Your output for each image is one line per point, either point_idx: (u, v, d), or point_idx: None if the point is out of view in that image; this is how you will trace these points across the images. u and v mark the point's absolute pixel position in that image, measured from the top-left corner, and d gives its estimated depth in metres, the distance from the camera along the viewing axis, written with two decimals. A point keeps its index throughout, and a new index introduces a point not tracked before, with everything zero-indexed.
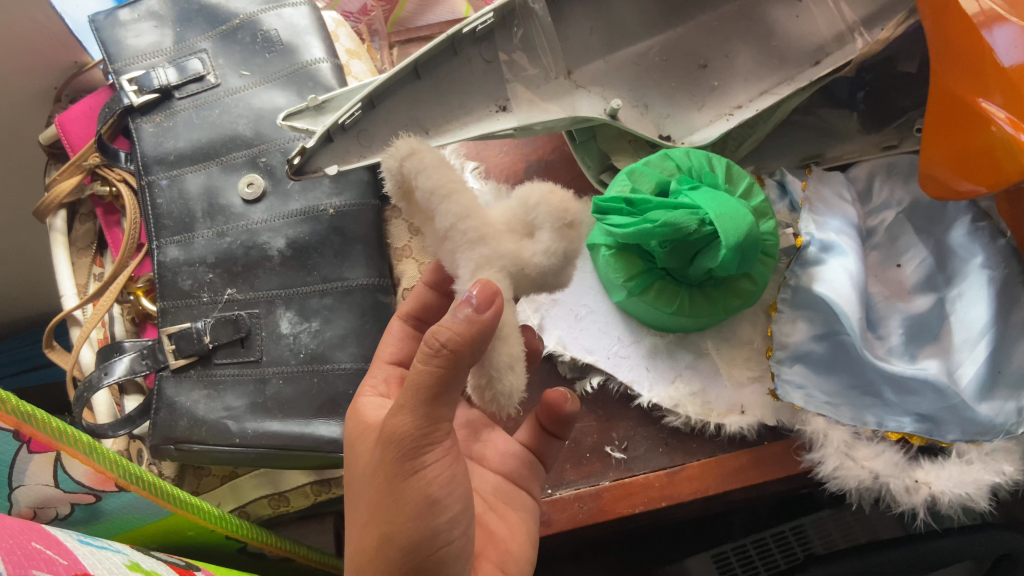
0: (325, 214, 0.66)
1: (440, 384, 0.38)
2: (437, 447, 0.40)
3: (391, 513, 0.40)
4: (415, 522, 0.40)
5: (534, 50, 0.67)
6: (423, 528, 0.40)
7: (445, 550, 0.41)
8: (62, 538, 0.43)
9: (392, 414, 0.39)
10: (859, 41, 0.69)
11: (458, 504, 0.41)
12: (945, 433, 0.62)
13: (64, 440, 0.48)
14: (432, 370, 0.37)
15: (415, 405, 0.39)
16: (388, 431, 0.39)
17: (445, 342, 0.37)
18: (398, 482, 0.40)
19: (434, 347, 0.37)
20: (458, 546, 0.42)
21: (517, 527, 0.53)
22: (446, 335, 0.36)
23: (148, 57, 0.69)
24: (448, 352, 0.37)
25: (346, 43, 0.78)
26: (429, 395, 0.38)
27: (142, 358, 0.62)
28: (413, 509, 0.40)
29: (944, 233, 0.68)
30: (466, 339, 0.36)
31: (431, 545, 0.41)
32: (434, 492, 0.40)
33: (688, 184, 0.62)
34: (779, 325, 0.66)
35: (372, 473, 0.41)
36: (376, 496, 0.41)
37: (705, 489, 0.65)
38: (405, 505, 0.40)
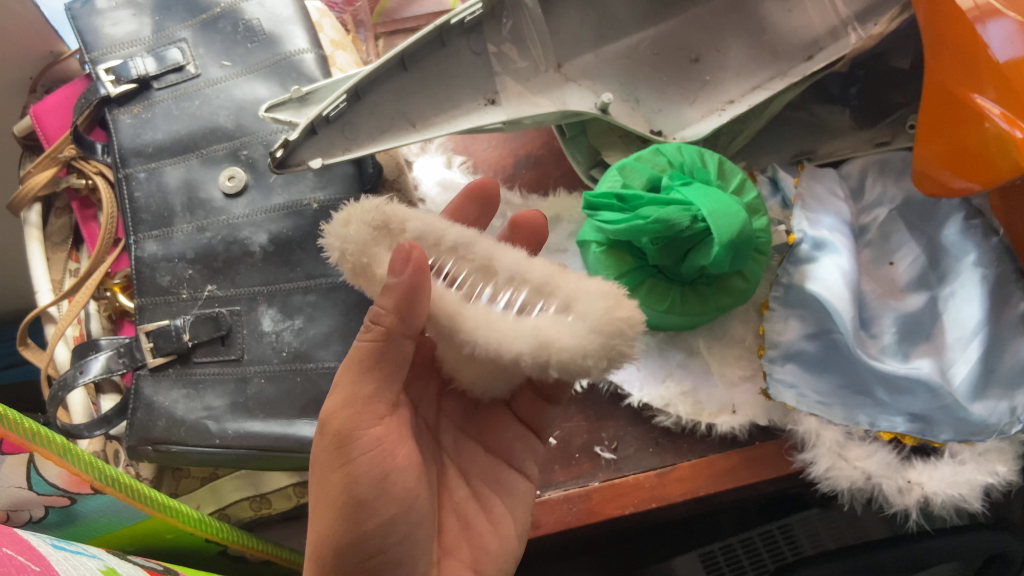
0: (309, 209, 0.64)
1: (372, 359, 0.40)
2: (367, 436, 0.40)
3: (325, 511, 0.40)
4: (343, 524, 0.39)
5: (523, 42, 0.66)
6: (349, 530, 0.39)
7: (380, 557, 0.40)
8: (34, 543, 0.41)
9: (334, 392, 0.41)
10: (853, 36, 0.67)
11: (392, 509, 0.40)
12: (938, 433, 0.61)
13: (37, 441, 0.47)
14: (367, 343, 0.40)
15: (351, 380, 0.41)
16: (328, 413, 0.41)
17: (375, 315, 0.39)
18: (328, 475, 0.40)
19: (368, 323, 0.39)
20: (399, 552, 0.40)
21: (501, 520, 0.48)
22: (380, 305, 0.39)
23: (126, 46, 0.67)
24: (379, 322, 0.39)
25: (331, 34, 0.76)
26: (365, 369, 0.40)
27: (119, 356, 0.60)
28: (341, 508, 0.39)
29: (936, 230, 0.68)
30: (393, 302, 0.38)
31: (365, 552, 0.39)
32: (364, 486, 0.39)
33: (680, 179, 0.61)
34: (771, 324, 0.65)
35: (317, 463, 0.42)
36: (315, 491, 0.41)
37: (695, 490, 0.63)
38: (333, 496, 0.40)
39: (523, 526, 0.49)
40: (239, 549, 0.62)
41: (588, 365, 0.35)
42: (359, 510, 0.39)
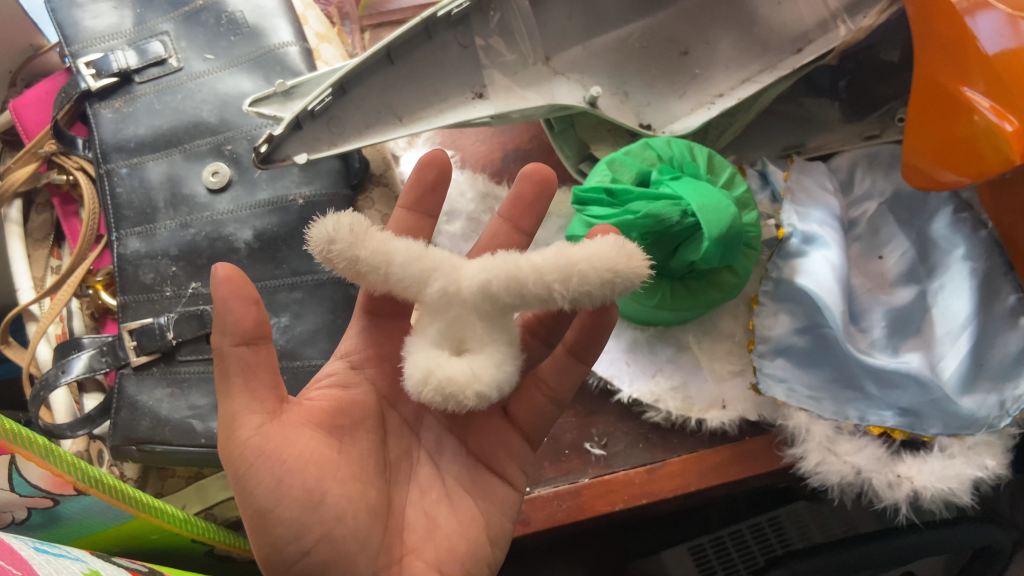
0: (294, 204, 0.63)
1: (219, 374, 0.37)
2: (253, 438, 0.37)
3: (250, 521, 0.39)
4: (255, 532, 0.37)
5: (511, 35, 0.65)
6: (259, 538, 0.37)
7: (306, 562, 0.37)
8: (16, 547, 0.40)
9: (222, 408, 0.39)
10: (842, 29, 0.67)
11: (297, 511, 0.37)
12: (928, 427, 0.61)
13: (19, 442, 0.45)
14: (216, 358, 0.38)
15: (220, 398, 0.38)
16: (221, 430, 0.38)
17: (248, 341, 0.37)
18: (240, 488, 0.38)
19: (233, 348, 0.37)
20: (324, 554, 0.37)
21: (473, 517, 0.43)
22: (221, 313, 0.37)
23: (106, 39, 0.66)
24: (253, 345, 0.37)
25: (316, 27, 0.75)
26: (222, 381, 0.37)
27: (102, 355, 0.59)
28: (250, 517, 0.37)
29: (926, 224, 0.67)
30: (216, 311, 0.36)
31: (283, 557, 0.37)
32: (259, 502, 0.37)
33: (670, 174, 0.61)
34: (761, 319, 0.65)
35: None
36: None
37: (685, 485, 0.63)
38: (242, 509, 0.38)
39: (499, 528, 0.44)
40: (227, 549, 0.61)
41: (613, 263, 0.37)
42: (264, 517, 0.37)
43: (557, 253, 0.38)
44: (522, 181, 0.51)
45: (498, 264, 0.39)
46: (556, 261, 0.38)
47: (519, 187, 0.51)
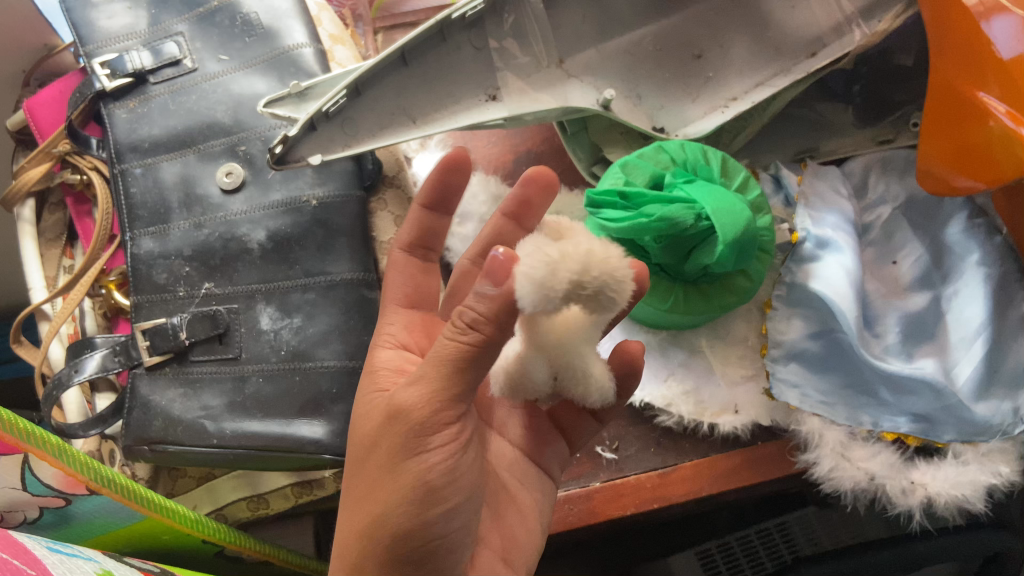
0: (308, 206, 0.63)
1: (457, 362, 0.36)
2: (445, 431, 0.38)
3: (389, 491, 0.39)
4: (409, 508, 0.38)
5: (525, 37, 0.65)
6: (415, 515, 0.38)
7: (438, 544, 0.39)
8: (29, 546, 0.40)
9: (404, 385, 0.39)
10: (857, 33, 0.66)
11: (455, 499, 0.39)
12: (941, 434, 0.61)
13: (33, 442, 0.45)
14: (460, 343, 0.35)
15: (432, 378, 0.37)
16: (399, 403, 0.39)
17: (471, 319, 0.35)
18: (399, 461, 0.39)
19: (460, 326, 0.35)
20: (455, 539, 0.40)
21: (528, 513, 0.48)
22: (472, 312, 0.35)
23: (121, 39, 0.66)
24: (480, 331, 0.35)
25: (330, 28, 0.75)
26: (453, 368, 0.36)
27: (115, 355, 0.59)
28: (411, 493, 0.38)
29: (939, 229, 0.67)
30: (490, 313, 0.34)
31: (423, 538, 0.39)
32: (409, 492, 0.38)
33: (683, 177, 0.61)
34: (774, 323, 0.65)
35: (373, 438, 0.41)
36: (373, 469, 0.40)
37: (697, 490, 0.63)
38: (402, 480, 0.38)
39: (541, 517, 0.49)
40: (237, 549, 0.61)
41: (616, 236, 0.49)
42: (427, 496, 0.38)
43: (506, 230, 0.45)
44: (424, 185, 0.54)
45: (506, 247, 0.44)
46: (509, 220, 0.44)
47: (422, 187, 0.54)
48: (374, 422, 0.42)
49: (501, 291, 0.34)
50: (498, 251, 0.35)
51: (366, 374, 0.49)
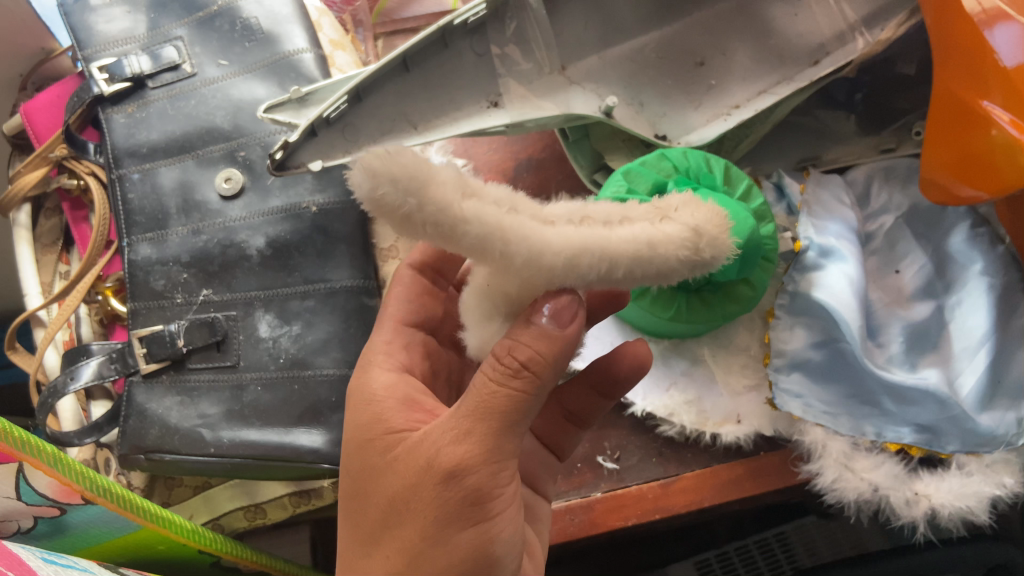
0: (308, 212, 0.63)
1: (516, 413, 0.34)
2: (501, 492, 0.36)
3: (438, 564, 0.35)
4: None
5: (527, 43, 0.65)
6: None
7: None
8: (24, 557, 0.39)
9: (443, 444, 0.35)
10: (860, 41, 0.65)
11: (513, 561, 0.37)
12: (945, 444, 0.60)
13: (28, 450, 0.44)
14: (511, 390, 0.33)
15: (483, 435, 0.34)
16: (444, 463, 0.35)
17: (529, 359, 0.33)
18: (450, 529, 0.35)
19: (513, 366, 0.33)
20: None
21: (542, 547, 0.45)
22: (528, 351, 0.33)
23: (120, 43, 0.66)
24: (536, 370, 0.33)
25: (330, 34, 0.75)
26: (510, 420, 0.34)
27: (111, 362, 0.58)
28: (471, 561, 0.35)
29: (943, 238, 0.66)
30: (551, 355, 0.33)
31: None
32: (466, 562, 0.35)
33: (686, 185, 0.60)
34: (777, 333, 0.65)
35: (405, 502, 0.36)
36: (413, 540, 0.36)
37: (700, 500, 0.62)
38: (459, 548, 0.35)
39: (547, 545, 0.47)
40: (234, 560, 0.60)
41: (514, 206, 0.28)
42: (490, 563, 0.36)
43: (411, 197, 0.26)
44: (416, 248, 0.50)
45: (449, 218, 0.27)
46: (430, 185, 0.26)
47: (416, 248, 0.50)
48: (399, 484, 0.37)
49: (579, 322, 0.34)
50: (546, 308, 0.33)
51: (359, 392, 0.44)
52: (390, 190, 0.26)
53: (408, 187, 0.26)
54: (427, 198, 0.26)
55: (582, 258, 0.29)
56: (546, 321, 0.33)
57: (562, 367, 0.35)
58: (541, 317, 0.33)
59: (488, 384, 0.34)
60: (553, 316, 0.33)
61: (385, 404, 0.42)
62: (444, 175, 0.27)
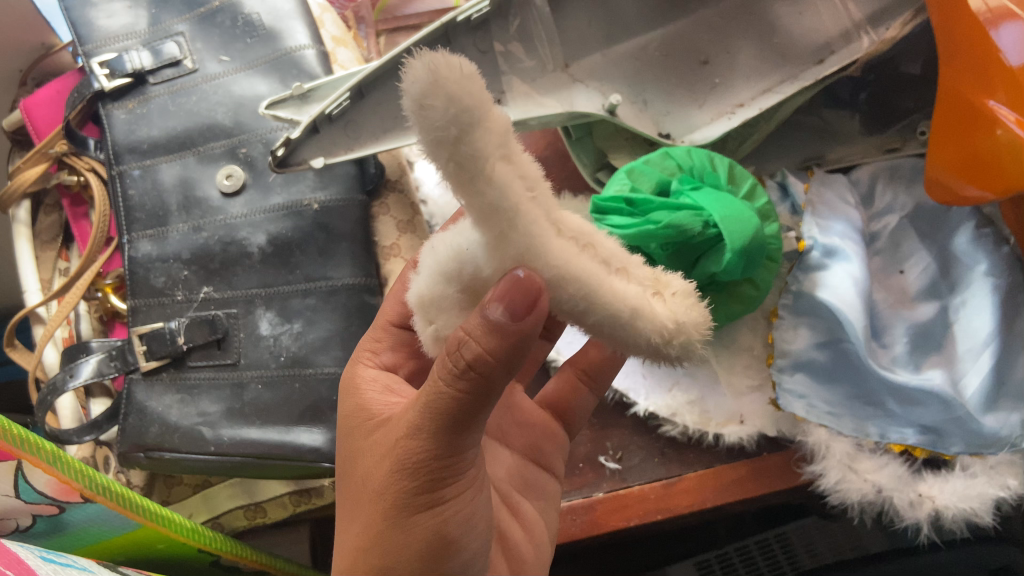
0: (309, 210, 0.62)
1: (464, 413, 0.31)
2: (457, 479, 0.34)
3: (393, 548, 0.34)
4: (422, 564, 0.34)
5: (531, 40, 0.64)
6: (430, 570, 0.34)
7: None
8: (23, 556, 0.39)
9: (402, 434, 0.33)
10: (865, 40, 0.64)
11: (474, 546, 0.36)
12: (949, 446, 0.59)
13: (26, 448, 0.44)
14: (456, 390, 0.30)
15: (433, 431, 0.32)
16: (400, 454, 0.33)
17: (475, 359, 0.28)
18: (405, 514, 0.34)
19: (459, 365, 0.29)
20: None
21: (534, 525, 0.46)
22: (475, 347, 0.28)
23: (120, 39, 0.65)
24: (485, 370, 0.29)
25: (332, 30, 0.74)
26: (459, 420, 0.31)
27: (110, 359, 0.58)
28: (423, 548, 0.34)
29: (947, 239, 0.66)
30: (499, 354, 0.28)
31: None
32: (422, 548, 0.34)
33: (690, 184, 0.60)
34: (780, 333, 0.64)
35: (371, 484, 0.35)
36: (375, 523, 0.35)
37: (701, 501, 0.62)
38: (413, 533, 0.34)
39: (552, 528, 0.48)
40: (234, 559, 0.60)
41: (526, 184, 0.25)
42: (445, 551, 0.34)
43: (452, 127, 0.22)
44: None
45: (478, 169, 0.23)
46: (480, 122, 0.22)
47: None
48: (369, 465, 0.36)
49: (541, 309, 0.27)
50: (515, 275, 0.26)
51: (346, 386, 0.44)
52: (434, 113, 0.22)
53: (458, 115, 0.22)
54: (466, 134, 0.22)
55: (567, 283, 0.26)
56: (497, 310, 0.27)
57: (521, 360, 0.30)
58: (491, 308, 0.27)
59: (437, 377, 0.30)
60: (502, 307, 0.27)
61: (367, 394, 0.42)
62: (493, 119, 0.23)
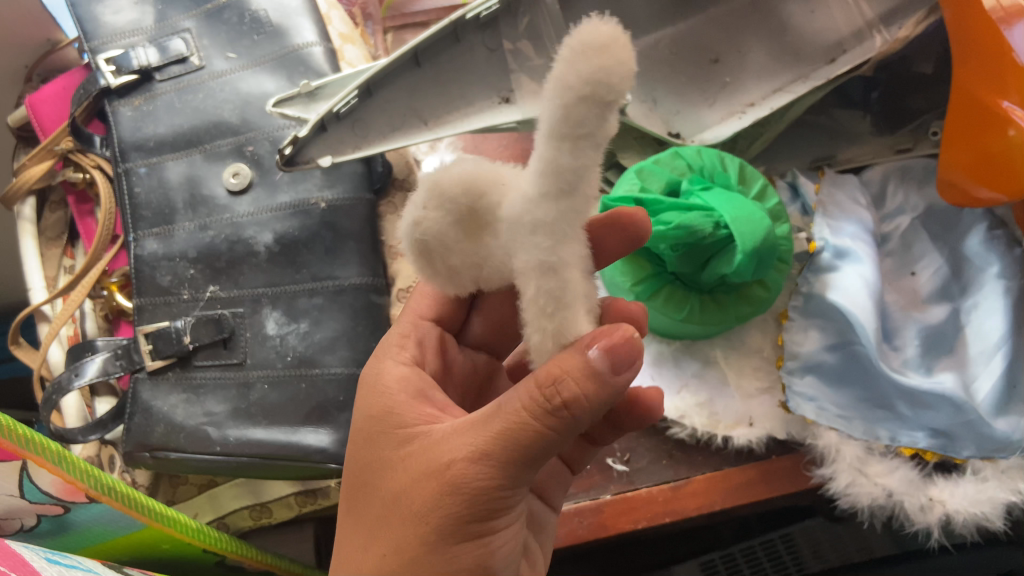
0: (316, 208, 0.62)
1: (540, 446, 0.32)
2: (506, 512, 0.34)
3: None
4: None
5: (540, 38, 0.61)
6: None
7: None
8: (27, 558, 0.39)
9: (457, 459, 0.33)
10: (878, 39, 0.63)
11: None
12: (960, 450, 0.59)
13: (31, 447, 0.43)
14: (543, 424, 0.31)
15: (503, 459, 0.32)
16: (455, 477, 0.33)
17: (569, 399, 0.30)
18: (450, 544, 0.33)
19: (552, 404, 0.31)
20: None
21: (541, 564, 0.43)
22: (570, 386, 0.30)
23: (127, 35, 0.65)
24: (575, 410, 0.31)
25: (340, 27, 0.74)
26: (533, 451, 0.32)
27: (116, 358, 0.58)
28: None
29: (959, 240, 0.65)
30: (593, 396, 0.31)
31: None
32: None
33: (700, 184, 0.59)
34: (791, 334, 0.64)
35: (407, 509, 0.34)
36: (410, 551, 0.34)
37: (710, 504, 0.61)
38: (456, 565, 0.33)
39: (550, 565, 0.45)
40: (239, 559, 0.60)
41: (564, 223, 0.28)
42: None
43: (571, 100, 0.24)
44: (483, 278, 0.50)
45: (554, 158, 0.26)
46: (603, 111, 0.24)
47: None
48: (404, 488, 0.35)
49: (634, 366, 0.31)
50: (606, 328, 0.30)
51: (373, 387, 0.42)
52: (577, 72, 0.24)
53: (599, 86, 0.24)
54: (579, 118, 0.24)
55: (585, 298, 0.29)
56: (598, 356, 0.30)
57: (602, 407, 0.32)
58: (589, 351, 0.30)
59: (521, 410, 0.32)
60: (605, 357, 0.30)
61: (397, 398, 0.40)
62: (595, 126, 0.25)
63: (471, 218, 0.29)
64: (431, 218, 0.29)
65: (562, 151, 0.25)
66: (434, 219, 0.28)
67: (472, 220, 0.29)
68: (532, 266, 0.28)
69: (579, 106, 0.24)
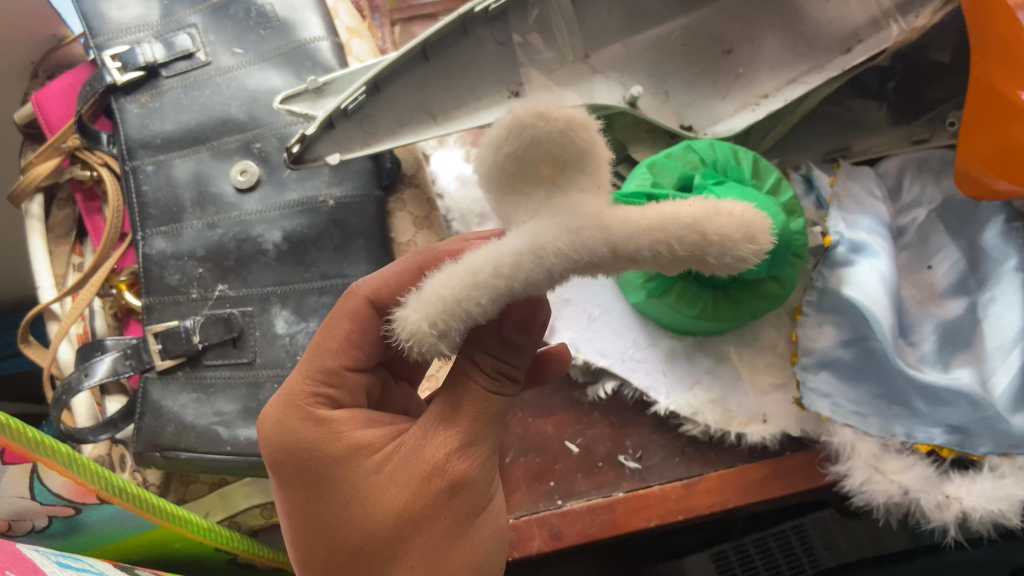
0: (325, 206, 0.61)
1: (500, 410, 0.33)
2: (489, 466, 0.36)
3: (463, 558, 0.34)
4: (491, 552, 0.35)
5: (550, 30, 0.63)
6: (496, 554, 0.36)
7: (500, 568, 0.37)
8: (38, 562, 0.38)
9: (447, 458, 0.33)
10: (894, 28, 0.62)
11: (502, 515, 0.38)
12: (977, 446, 0.58)
13: (41, 450, 0.43)
14: (497, 398, 0.33)
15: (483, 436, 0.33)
16: (454, 472, 0.33)
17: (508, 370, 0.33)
18: (466, 519, 0.34)
19: (498, 380, 0.32)
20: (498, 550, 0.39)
21: None
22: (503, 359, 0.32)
23: (133, 31, 0.64)
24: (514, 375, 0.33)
25: (347, 21, 0.73)
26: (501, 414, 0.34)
27: (125, 357, 0.57)
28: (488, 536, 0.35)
29: (977, 233, 0.64)
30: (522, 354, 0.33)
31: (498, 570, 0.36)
32: (484, 541, 0.35)
33: (713, 178, 0.58)
34: (805, 331, 0.63)
35: (416, 525, 0.33)
36: (439, 552, 0.33)
37: (724, 501, 0.61)
38: (474, 531, 0.35)
39: None
40: (250, 557, 0.60)
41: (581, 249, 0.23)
42: (498, 529, 0.36)
43: (710, 213, 0.23)
44: (375, 272, 0.38)
45: (656, 221, 0.23)
46: (695, 254, 0.24)
47: (375, 272, 0.38)
48: (403, 510, 0.33)
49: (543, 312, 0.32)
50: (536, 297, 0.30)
51: (295, 443, 0.36)
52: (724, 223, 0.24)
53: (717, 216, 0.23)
54: (679, 237, 0.23)
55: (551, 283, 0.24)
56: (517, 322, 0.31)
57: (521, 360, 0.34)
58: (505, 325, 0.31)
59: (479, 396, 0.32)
60: (519, 327, 0.32)
61: (338, 440, 0.35)
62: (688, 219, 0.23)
63: (545, 177, 0.26)
64: (532, 128, 0.25)
65: (659, 234, 0.23)
66: (519, 137, 0.25)
67: (542, 177, 0.26)
68: (538, 236, 0.23)
69: (712, 217, 0.23)
